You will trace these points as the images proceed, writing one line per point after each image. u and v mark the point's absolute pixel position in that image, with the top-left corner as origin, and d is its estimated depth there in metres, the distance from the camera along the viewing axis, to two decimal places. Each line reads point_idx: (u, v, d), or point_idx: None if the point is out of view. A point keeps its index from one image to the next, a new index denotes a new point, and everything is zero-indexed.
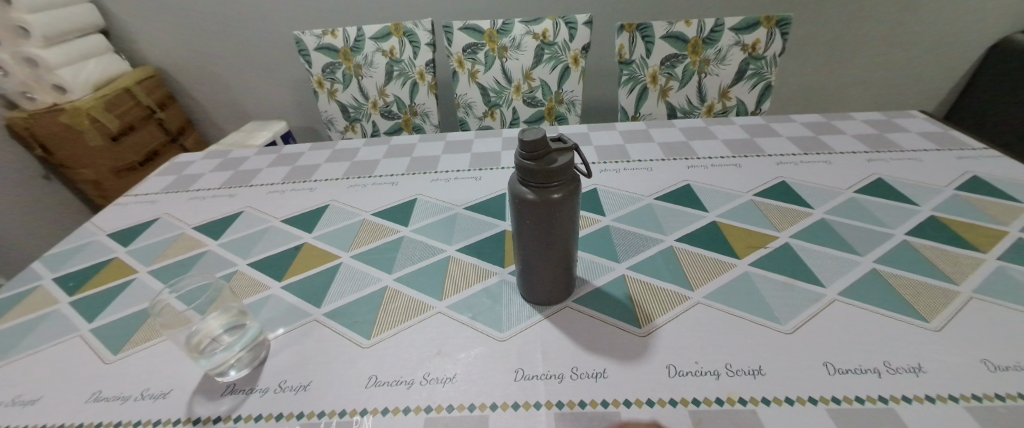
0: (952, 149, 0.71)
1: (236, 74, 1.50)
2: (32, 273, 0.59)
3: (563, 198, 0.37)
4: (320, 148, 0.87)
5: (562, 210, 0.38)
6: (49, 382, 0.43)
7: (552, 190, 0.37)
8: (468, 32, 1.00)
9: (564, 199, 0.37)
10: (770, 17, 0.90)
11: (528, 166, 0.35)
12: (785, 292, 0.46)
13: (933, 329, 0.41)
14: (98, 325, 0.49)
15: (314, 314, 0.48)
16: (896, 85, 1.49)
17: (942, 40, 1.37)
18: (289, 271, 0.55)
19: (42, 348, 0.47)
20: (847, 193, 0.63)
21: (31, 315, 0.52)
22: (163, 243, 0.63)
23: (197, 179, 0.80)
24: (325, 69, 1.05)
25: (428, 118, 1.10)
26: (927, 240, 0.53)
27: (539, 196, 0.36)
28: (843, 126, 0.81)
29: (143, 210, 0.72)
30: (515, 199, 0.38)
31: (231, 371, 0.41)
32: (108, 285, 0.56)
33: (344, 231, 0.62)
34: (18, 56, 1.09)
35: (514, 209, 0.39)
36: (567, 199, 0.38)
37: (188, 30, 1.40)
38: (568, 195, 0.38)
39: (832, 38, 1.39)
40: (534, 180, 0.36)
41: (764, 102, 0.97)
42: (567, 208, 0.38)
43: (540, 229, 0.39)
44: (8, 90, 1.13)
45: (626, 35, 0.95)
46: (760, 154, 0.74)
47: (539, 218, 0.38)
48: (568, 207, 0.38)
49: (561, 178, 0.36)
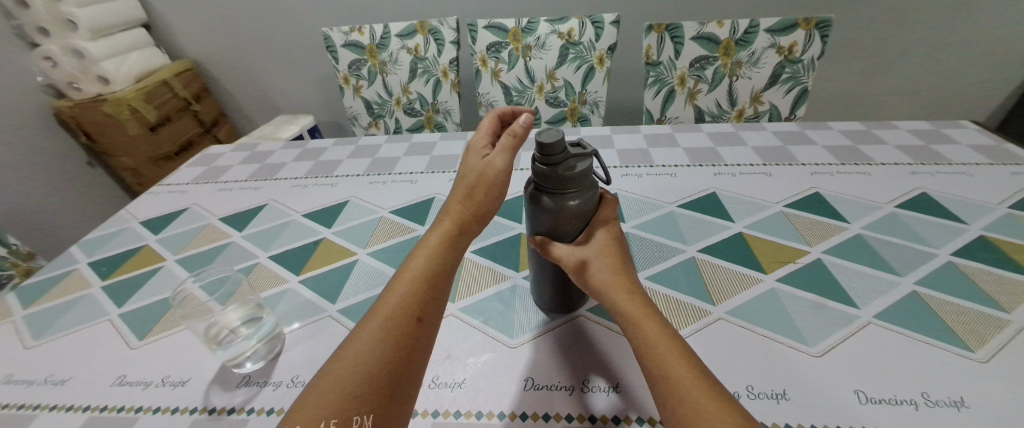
0: (1007, 164, 0.65)
1: (266, 69, 1.55)
2: (72, 257, 0.63)
3: (578, 205, 0.36)
4: (343, 143, 0.88)
5: (576, 216, 0.37)
6: (80, 363, 0.45)
7: (567, 196, 0.36)
8: (492, 31, 0.99)
9: (579, 206, 0.36)
10: (809, 19, 0.85)
11: (544, 171, 0.34)
12: (815, 313, 0.44)
13: (978, 360, 0.37)
14: (127, 311, 0.52)
15: (329, 310, 0.49)
16: (946, 91, 1.39)
17: (1001, 44, 1.27)
18: (306, 265, 0.56)
19: (76, 329, 0.50)
20: (887, 208, 0.59)
21: (67, 297, 0.55)
22: (190, 233, 0.66)
23: (226, 171, 0.83)
24: (351, 66, 1.07)
25: (449, 116, 1.11)
26: (976, 262, 0.49)
27: (554, 202, 0.36)
28: (885, 135, 0.76)
29: (173, 200, 0.75)
30: (529, 202, 0.38)
31: (247, 364, 0.42)
32: (138, 271, 0.59)
33: (361, 227, 0.63)
34: (67, 48, 1.15)
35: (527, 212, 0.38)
36: (582, 206, 0.37)
37: (222, 25, 1.45)
38: (584, 202, 0.37)
39: (877, 40, 1.30)
40: (550, 187, 0.35)
41: (799, 108, 0.93)
42: (582, 214, 0.37)
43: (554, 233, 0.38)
44: (58, 80, 1.20)
45: (654, 35, 0.92)
46: (793, 163, 0.70)
47: (553, 223, 0.37)
48: (583, 213, 0.37)
49: (579, 185, 0.35)
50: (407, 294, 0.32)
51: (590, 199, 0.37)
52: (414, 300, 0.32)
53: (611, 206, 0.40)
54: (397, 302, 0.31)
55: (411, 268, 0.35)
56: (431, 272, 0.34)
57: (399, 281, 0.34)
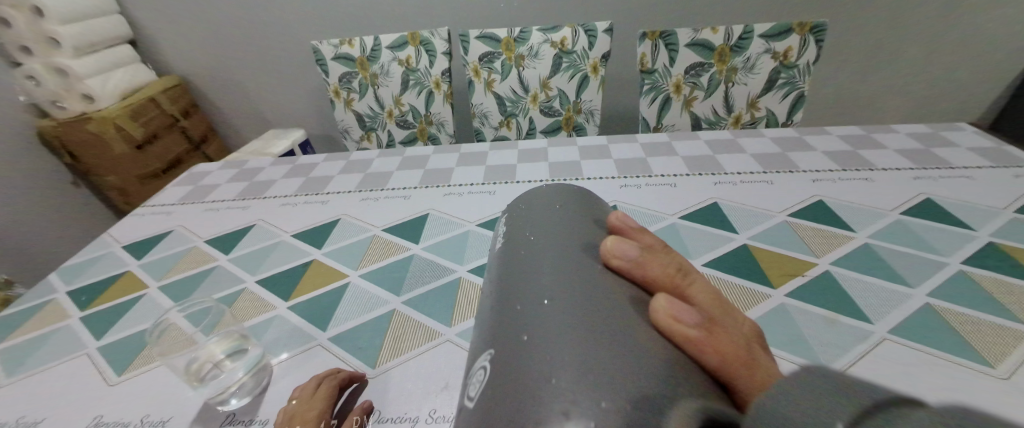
0: (1010, 167, 0.65)
1: (256, 84, 1.53)
2: (50, 285, 0.60)
3: (539, 379, 0.19)
4: (334, 158, 0.86)
5: (531, 407, 0.18)
6: (53, 403, 0.42)
7: (527, 355, 0.21)
8: (485, 41, 0.98)
9: (543, 383, 0.19)
10: (803, 24, 0.85)
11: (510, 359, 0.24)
12: (828, 329, 0.42)
13: (1000, 376, 0.36)
14: (106, 343, 0.49)
15: (319, 338, 0.46)
16: (939, 92, 1.40)
17: (991, 43, 1.28)
18: (296, 289, 0.54)
19: (51, 365, 0.47)
20: (893, 215, 0.57)
21: (44, 329, 0.52)
22: (175, 257, 0.63)
23: (213, 190, 0.81)
24: (341, 79, 1.05)
25: (442, 127, 1.09)
26: (987, 270, 0.47)
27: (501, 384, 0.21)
28: (884, 140, 0.75)
29: (158, 221, 0.73)
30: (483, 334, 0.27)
31: (232, 400, 0.40)
32: (119, 300, 0.56)
33: (354, 247, 0.61)
34: (50, 66, 1.14)
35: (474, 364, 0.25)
36: (558, 389, 0.18)
37: (210, 40, 1.43)
38: (557, 384, 0.18)
39: (869, 43, 1.31)
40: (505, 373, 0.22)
41: (796, 113, 0.92)
42: (542, 409, 0.18)
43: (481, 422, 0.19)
44: (40, 99, 1.18)
45: (648, 43, 0.91)
46: (794, 170, 0.69)
47: (487, 398, 0.21)
48: (547, 407, 0.18)
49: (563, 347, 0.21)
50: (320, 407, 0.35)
51: (585, 383, 0.18)
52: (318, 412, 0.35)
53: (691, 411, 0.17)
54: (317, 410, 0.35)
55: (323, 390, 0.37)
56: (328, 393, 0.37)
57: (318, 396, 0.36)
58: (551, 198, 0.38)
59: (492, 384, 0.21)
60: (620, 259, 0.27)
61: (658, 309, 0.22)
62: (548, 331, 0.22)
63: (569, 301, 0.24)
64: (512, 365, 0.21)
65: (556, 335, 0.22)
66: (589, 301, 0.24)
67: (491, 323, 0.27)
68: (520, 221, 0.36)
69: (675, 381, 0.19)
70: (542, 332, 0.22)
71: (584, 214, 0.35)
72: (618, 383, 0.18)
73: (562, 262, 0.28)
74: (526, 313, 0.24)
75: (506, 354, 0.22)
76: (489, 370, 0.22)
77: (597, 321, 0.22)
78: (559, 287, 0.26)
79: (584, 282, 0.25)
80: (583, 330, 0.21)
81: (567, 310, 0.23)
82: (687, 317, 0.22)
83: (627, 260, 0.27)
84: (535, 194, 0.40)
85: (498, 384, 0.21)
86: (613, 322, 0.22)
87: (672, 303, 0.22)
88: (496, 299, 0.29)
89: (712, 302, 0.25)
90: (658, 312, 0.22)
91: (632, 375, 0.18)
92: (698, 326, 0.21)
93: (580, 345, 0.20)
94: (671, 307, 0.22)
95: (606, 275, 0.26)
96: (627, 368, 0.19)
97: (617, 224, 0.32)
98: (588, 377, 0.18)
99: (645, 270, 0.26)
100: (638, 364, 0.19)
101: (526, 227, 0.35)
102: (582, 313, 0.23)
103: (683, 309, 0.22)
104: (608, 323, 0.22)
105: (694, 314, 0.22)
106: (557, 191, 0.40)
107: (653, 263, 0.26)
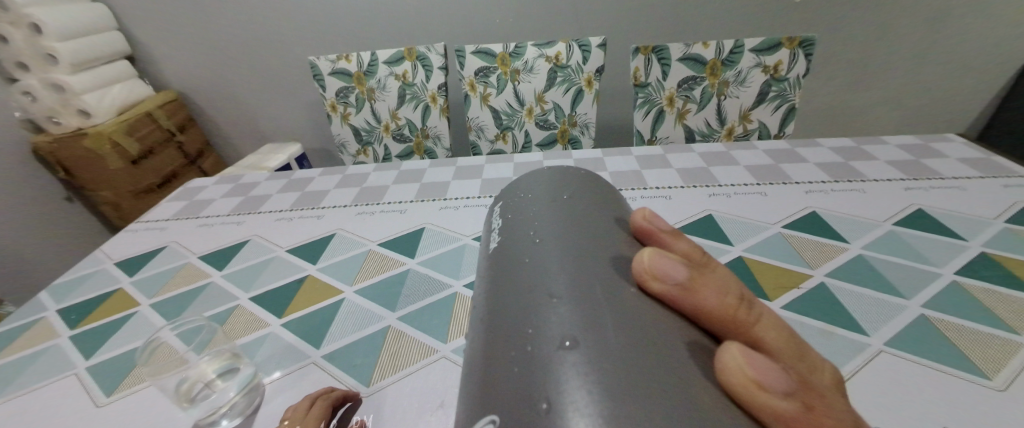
0: (998, 177, 0.66)
1: (253, 98, 1.54)
2: (39, 304, 0.59)
3: (549, 361, 0.18)
4: (330, 172, 0.87)
5: (540, 390, 0.17)
6: (38, 426, 0.41)
7: (536, 336, 0.20)
8: (480, 56, 0.99)
9: (554, 363, 0.18)
10: (792, 39, 0.87)
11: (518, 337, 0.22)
12: (824, 341, 0.42)
13: (997, 388, 0.36)
14: (95, 363, 0.48)
15: (312, 355, 0.46)
16: (927, 104, 1.43)
17: (975, 55, 1.32)
18: (290, 306, 0.53)
19: (38, 386, 0.46)
20: (885, 226, 0.58)
21: (32, 349, 0.51)
22: (168, 273, 0.63)
23: (207, 205, 0.80)
24: (338, 94, 1.06)
25: (439, 141, 1.09)
26: (979, 281, 0.48)
27: (511, 371, 0.19)
28: (875, 151, 0.76)
29: (151, 237, 0.72)
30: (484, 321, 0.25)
31: (223, 421, 0.39)
32: (110, 318, 0.55)
33: (349, 262, 0.60)
34: (47, 82, 1.14)
35: (474, 349, 0.24)
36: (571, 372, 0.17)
37: (208, 55, 1.45)
38: (569, 364, 0.18)
39: (857, 56, 1.34)
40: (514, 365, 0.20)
41: (788, 125, 0.94)
42: (553, 391, 0.17)
43: (483, 409, 0.19)
44: (36, 115, 1.18)
45: (641, 58, 0.92)
46: (787, 181, 0.70)
47: (491, 383, 0.20)
48: (559, 389, 0.17)
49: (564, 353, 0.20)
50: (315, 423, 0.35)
51: (598, 361, 0.17)
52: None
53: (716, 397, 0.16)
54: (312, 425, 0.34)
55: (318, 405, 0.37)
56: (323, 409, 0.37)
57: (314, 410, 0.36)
58: (557, 179, 0.37)
59: (497, 369, 0.20)
60: (662, 282, 0.21)
61: (723, 364, 0.16)
62: (559, 312, 0.21)
63: (579, 279, 0.23)
64: (517, 348, 0.21)
65: (567, 314, 0.21)
66: (601, 280, 0.23)
67: (493, 304, 0.26)
68: (523, 202, 0.35)
69: (697, 362, 0.18)
70: (552, 313, 0.21)
71: (591, 193, 0.34)
72: (635, 365, 0.17)
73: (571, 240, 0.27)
74: (533, 294, 0.23)
75: (512, 337, 0.21)
76: (492, 353, 0.22)
77: (610, 300, 0.21)
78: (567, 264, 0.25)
79: (594, 261, 0.25)
80: (594, 309, 0.21)
81: (577, 289, 0.22)
82: (774, 381, 0.15)
83: (671, 286, 0.21)
84: (541, 176, 0.38)
85: (504, 368, 0.20)
86: (626, 299, 0.21)
87: (748, 359, 0.16)
88: (497, 281, 0.28)
89: (797, 349, 0.18)
90: (723, 370, 0.16)
91: (648, 354, 0.18)
92: (784, 395, 0.15)
93: (592, 325, 0.20)
94: (751, 365, 0.16)
95: (617, 251, 0.26)
96: (644, 349, 0.18)
97: (644, 226, 0.27)
98: (601, 356, 0.18)
99: (702, 304, 0.20)
100: (656, 346, 0.18)
101: (530, 208, 0.34)
102: (594, 292, 0.22)
103: (770, 369, 0.16)
104: (621, 303, 0.21)
105: (782, 377, 0.15)
106: (563, 172, 0.39)
107: (707, 288, 0.20)
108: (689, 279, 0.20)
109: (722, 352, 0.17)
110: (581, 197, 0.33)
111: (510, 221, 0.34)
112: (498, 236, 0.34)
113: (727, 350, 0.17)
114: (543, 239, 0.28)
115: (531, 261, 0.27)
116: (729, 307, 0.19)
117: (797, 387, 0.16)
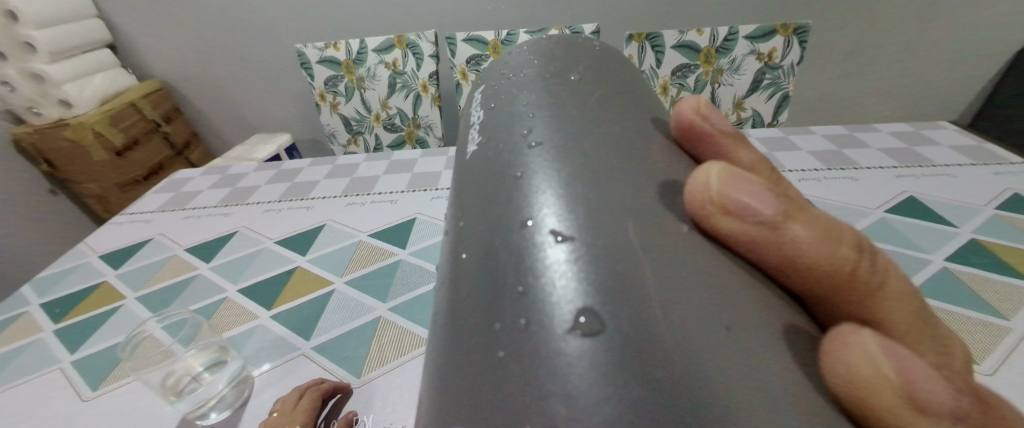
0: (988, 164, 0.66)
1: (241, 88, 1.51)
2: (22, 298, 0.58)
3: (550, 348, 0.13)
4: (319, 163, 0.85)
5: (539, 397, 0.12)
6: (21, 422, 0.40)
7: (529, 303, 0.14)
8: (471, 43, 0.97)
9: (557, 354, 0.12)
10: (787, 25, 0.86)
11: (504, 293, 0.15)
12: None
13: (985, 373, 0.36)
14: (80, 357, 0.47)
15: (302, 348, 0.45)
16: (920, 92, 1.43)
17: (969, 44, 1.32)
18: (279, 298, 0.53)
19: (20, 381, 0.45)
20: (876, 213, 0.58)
21: (14, 344, 0.50)
22: (154, 266, 0.61)
23: (194, 196, 0.79)
24: (327, 83, 1.04)
25: (431, 130, 1.08)
26: (969, 267, 0.48)
27: (496, 354, 0.14)
28: (867, 139, 0.76)
29: (136, 229, 0.71)
30: (460, 269, 0.19)
31: (211, 414, 0.39)
32: (94, 312, 0.54)
33: (339, 253, 0.59)
34: (26, 72, 1.11)
35: (445, 302, 0.19)
36: (588, 374, 0.12)
37: (193, 44, 1.41)
38: (580, 359, 0.12)
39: (850, 44, 1.33)
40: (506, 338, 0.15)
41: (781, 114, 0.93)
42: (560, 406, 0.11)
43: (452, 406, 0.14)
44: (16, 106, 1.15)
45: (635, 45, 0.91)
46: (781, 169, 0.69)
47: (466, 364, 0.15)
48: (567, 400, 0.12)
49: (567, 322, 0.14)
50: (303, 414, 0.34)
51: (624, 356, 0.12)
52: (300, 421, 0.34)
53: (807, 404, 0.11)
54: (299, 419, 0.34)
55: (307, 397, 0.36)
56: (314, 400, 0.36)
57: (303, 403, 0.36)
58: (562, 56, 0.27)
59: (474, 349, 0.15)
60: (740, 219, 0.16)
61: (848, 362, 0.12)
62: (564, 265, 0.15)
63: (594, 210, 0.16)
64: (503, 318, 0.15)
65: (577, 270, 0.14)
66: (629, 212, 0.16)
67: (469, 243, 0.19)
68: (513, 90, 0.26)
69: (775, 348, 0.13)
70: (554, 265, 0.15)
71: (607, 74, 0.25)
72: (679, 360, 0.12)
73: (581, 149, 0.19)
74: (524, 229, 0.17)
75: (496, 301, 0.16)
76: (467, 323, 0.16)
77: (644, 247, 0.15)
78: (573, 186, 0.17)
79: (620, 183, 0.17)
80: (618, 262, 0.14)
81: (592, 225, 0.15)
82: (936, 402, 0.12)
83: (752, 226, 0.15)
84: (539, 52, 0.28)
85: (484, 350, 0.14)
86: (667, 244, 0.15)
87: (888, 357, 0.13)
88: (475, 208, 0.21)
89: (911, 313, 0.16)
90: (842, 369, 0.12)
91: (699, 336, 0.12)
92: (953, 419, 0.12)
93: (617, 289, 0.14)
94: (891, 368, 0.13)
95: (654, 168, 0.18)
96: (691, 327, 0.13)
97: (697, 125, 0.22)
98: (628, 345, 0.12)
99: (802, 254, 0.15)
100: (711, 324, 0.13)
101: (521, 100, 0.24)
102: (618, 232, 0.15)
103: (923, 377, 0.12)
104: (664, 252, 0.15)
105: (944, 389, 0.12)
106: (565, 44, 0.28)
107: (813, 231, 0.15)
108: (782, 216, 0.15)
109: (844, 341, 0.13)
110: (593, 82, 0.24)
111: (494, 118, 0.25)
112: (479, 139, 0.25)
113: (856, 340, 0.13)
114: (540, 144, 0.20)
115: (523, 176, 0.19)
116: (839, 264, 0.15)
117: (968, 406, 0.12)
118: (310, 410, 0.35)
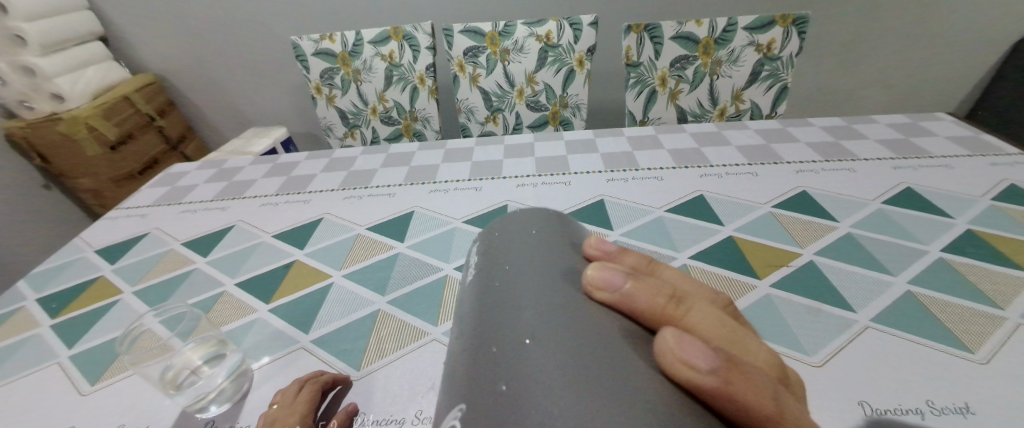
0: (986, 155, 0.66)
1: (237, 82, 1.49)
2: (18, 293, 0.58)
3: (517, 355, 0.18)
4: (316, 156, 0.84)
5: (509, 382, 0.17)
6: (21, 416, 0.41)
7: (503, 336, 0.20)
8: (469, 35, 0.96)
9: (521, 356, 0.18)
10: (786, 16, 0.86)
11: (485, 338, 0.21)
12: (814, 318, 0.42)
13: (979, 361, 0.36)
14: (78, 352, 0.47)
15: (301, 341, 0.45)
16: (919, 84, 1.43)
17: (968, 36, 1.31)
18: (277, 292, 0.53)
19: (20, 376, 0.45)
20: (874, 204, 0.58)
21: (11, 339, 0.50)
22: (150, 261, 0.61)
23: (190, 191, 0.78)
24: (323, 75, 1.02)
25: (428, 123, 1.07)
26: (965, 257, 0.48)
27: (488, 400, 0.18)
28: (865, 130, 0.76)
29: (133, 224, 0.70)
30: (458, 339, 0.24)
31: (211, 407, 0.39)
32: (91, 306, 0.54)
33: (337, 247, 0.59)
34: (16, 65, 1.09)
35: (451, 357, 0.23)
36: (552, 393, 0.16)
37: (186, 37, 1.39)
38: (535, 357, 0.18)
39: (851, 34, 1.32)
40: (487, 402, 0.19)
41: (779, 105, 0.93)
42: (522, 381, 0.17)
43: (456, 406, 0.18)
44: (7, 99, 1.13)
45: (633, 36, 0.90)
46: (779, 161, 0.69)
47: (465, 388, 0.18)
48: (527, 379, 0.16)
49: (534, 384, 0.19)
50: (302, 409, 0.34)
51: (567, 355, 0.17)
52: (297, 415, 0.34)
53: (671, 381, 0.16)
54: (297, 413, 0.34)
55: (303, 391, 0.36)
56: (312, 394, 0.36)
57: (300, 397, 0.35)
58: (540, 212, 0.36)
59: (471, 369, 0.19)
60: (605, 292, 0.22)
61: (659, 354, 0.18)
62: (524, 313, 0.21)
63: (542, 282, 0.23)
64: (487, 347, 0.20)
65: (532, 314, 0.21)
66: (565, 283, 0.23)
67: (466, 318, 0.25)
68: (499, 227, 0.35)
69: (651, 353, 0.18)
70: (519, 314, 0.21)
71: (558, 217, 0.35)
72: (609, 364, 0.17)
73: (539, 252, 0.27)
74: (502, 300, 0.23)
75: (482, 341, 0.21)
76: (465, 360, 0.21)
77: (571, 301, 0.22)
78: (531, 271, 0.25)
79: (557, 269, 0.25)
80: (558, 306, 0.21)
81: (541, 291, 0.23)
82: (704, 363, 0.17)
83: (612, 294, 0.22)
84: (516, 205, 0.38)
85: (477, 366, 0.19)
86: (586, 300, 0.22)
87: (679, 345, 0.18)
88: (472, 295, 0.27)
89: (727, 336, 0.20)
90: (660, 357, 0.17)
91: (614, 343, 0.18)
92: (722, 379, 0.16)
93: (556, 319, 0.20)
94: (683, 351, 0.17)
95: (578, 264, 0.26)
96: (607, 341, 0.18)
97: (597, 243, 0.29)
98: (565, 344, 0.18)
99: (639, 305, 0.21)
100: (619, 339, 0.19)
101: (505, 227, 0.32)
102: (556, 293, 0.22)
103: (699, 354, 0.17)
104: (588, 307, 0.21)
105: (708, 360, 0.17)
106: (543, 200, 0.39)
107: (644, 291, 0.21)
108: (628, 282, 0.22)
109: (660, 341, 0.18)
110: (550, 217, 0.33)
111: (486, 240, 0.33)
112: (473, 257, 0.32)
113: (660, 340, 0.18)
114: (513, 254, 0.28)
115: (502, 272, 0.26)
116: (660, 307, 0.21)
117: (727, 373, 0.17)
118: (307, 404, 0.35)
